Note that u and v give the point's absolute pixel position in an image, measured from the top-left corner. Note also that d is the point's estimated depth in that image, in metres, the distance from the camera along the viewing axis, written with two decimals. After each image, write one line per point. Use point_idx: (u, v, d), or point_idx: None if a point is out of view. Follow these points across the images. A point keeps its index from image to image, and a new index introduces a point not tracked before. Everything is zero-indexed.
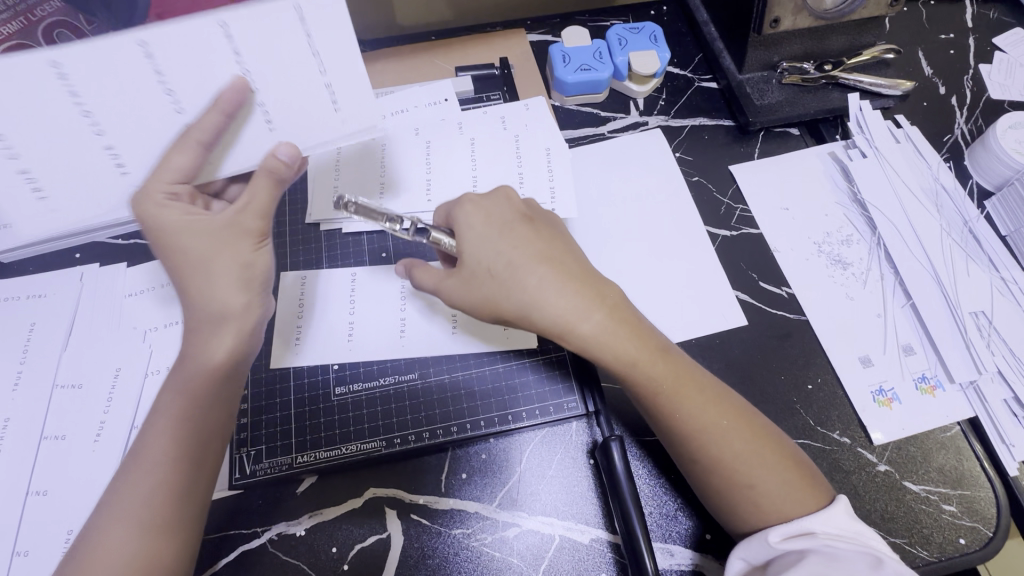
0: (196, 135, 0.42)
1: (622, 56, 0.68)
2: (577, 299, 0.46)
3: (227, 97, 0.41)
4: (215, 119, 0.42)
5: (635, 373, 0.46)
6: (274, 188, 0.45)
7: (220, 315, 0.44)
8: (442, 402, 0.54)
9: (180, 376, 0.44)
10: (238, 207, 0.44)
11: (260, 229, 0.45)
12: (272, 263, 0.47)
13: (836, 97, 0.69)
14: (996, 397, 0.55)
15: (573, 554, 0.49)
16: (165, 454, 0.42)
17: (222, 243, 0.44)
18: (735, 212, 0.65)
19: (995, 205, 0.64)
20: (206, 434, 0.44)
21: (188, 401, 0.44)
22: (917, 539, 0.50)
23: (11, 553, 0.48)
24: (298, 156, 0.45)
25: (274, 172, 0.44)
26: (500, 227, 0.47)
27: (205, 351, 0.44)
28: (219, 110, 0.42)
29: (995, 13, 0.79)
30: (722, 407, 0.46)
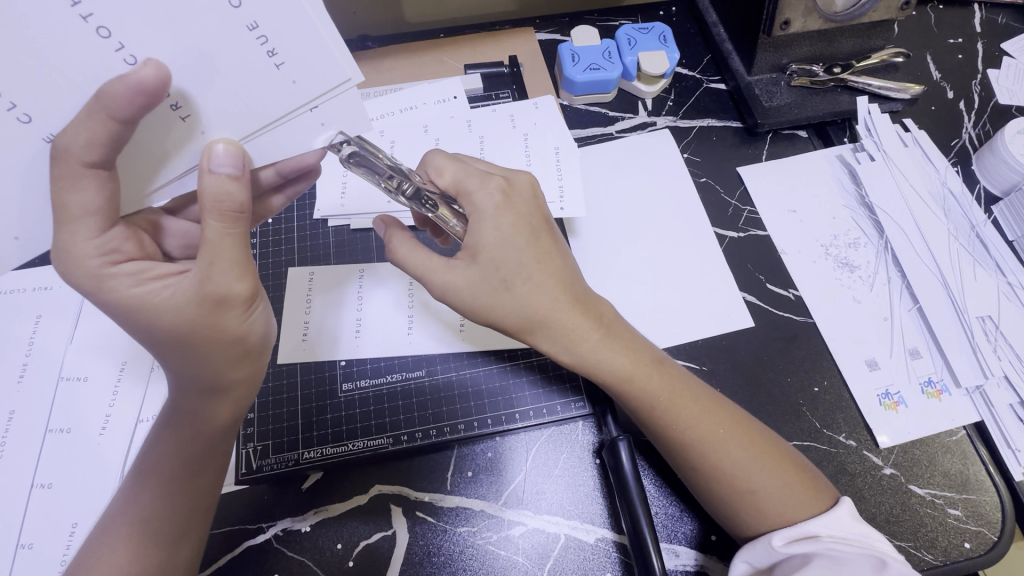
0: (80, 157, 0.31)
1: (630, 56, 0.68)
2: (578, 316, 0.46)
3: (116, 92, 0.29)
4: (106, 126, 0.30)
5: (632, 388, 0.46)
6: (235, 226, 0.36)
7: (214, 387, 0.40)
8: (448, 406, 0.54)
9: (174, 440, 0.41)
10: (203, 261, 0.35)
11: (245, 290, 0.37)
12: (262, 324, 0.40)
13: (844, 100, 0.69)
14: (1002, 401, 0.55)
15: (578, 553, 0.49)
16: (157, 516, 0.41)
17: (199, 316, 0.36)
18: (743, 214, 0.65)
19: (1002, 210, 0.64)
20: (200, 490, 0.43)
21: (183, 466, 0.42)
22: (922, 543, 0.51)
23: (15, 546, 0.48)
24: (241, 157, 0.35)
25: (220, 199, 0.34)
26: (524, 238, 0.45)
27: (202, 421, 0.41)
28: (109, 114, 0.30)
29: (1004, 18, 0.79)
30: (718, 415, 0.46)
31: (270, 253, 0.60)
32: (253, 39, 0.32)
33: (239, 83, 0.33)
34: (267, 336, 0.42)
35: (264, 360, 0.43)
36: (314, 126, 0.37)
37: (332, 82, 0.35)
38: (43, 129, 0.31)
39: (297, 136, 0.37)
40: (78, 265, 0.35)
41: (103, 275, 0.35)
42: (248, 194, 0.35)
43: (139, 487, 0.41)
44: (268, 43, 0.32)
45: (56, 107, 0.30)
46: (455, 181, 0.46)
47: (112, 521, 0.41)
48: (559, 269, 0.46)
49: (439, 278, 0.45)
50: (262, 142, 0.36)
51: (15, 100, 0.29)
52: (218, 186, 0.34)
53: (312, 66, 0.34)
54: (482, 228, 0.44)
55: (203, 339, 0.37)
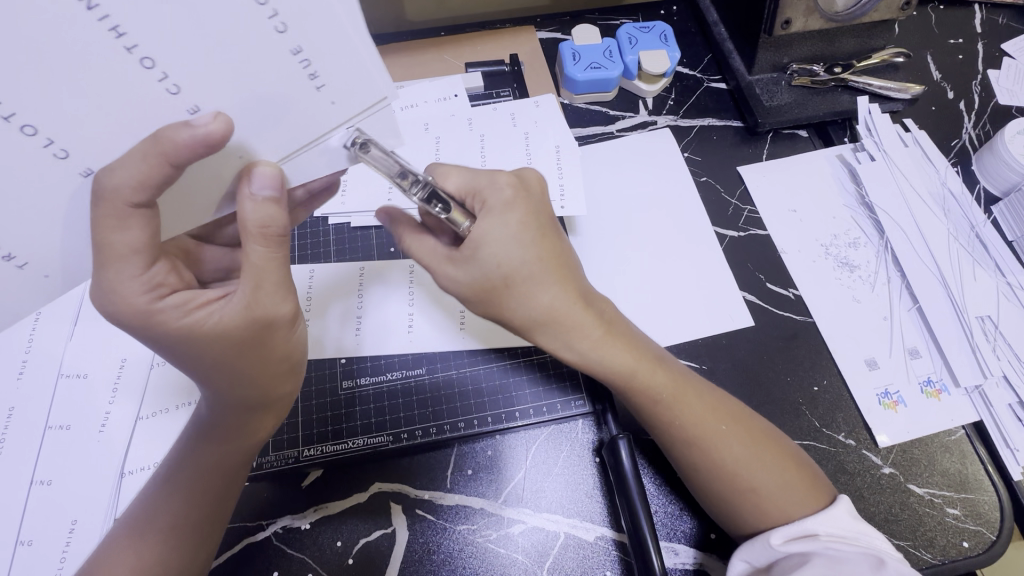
0: (129, 199, 0.31)
1: (632, 55, 0.68)
2: (582, 315, 0.45)
3: (179, 141, 0.30)
4: (161, 171, 0.30)
5: (638, 386, 0.46)
6: (278, 251, 0.36)
7: (261, 404, 0.42)
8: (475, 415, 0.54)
9: (207, 453, 0.42)
10: (248, 286, 0.36)
11: (289, 311, 0.38)
12: (299, 337, 0.41)
13: (845, 100, 0.69)
14: (1001, 401, 0.55)
15: (578, 551, 0.49)
16: (183, 528, 0.41)
17: (249, 337, 0.37)
18: (743, 213, 0.65)
19: (1001, 210, 0.64)
20: (224, 500, 0.43)
21: (219, 478, 0.42)
22: (921, 542, 0.51)
23: (14, 543, 0.48)
24: (280, 180, 0.35)
25: (264, 222, 0.35)
26: (529, 235, 0.44)
27: (243, 436, 0.43)
28: (165, 160, 0.30)
29: (1004, 18, 0.79)
30: (721, 413, 0.46)
31: None
32: (296, 63, 0.32)
33: (277, 106, 0.33)
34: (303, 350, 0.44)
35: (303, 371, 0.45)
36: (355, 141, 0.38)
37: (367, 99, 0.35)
38: (81, 164, 0.31)
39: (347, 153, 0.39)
40: (126, 305, 0.34)
41: (152, 310, 0.34)
42: (286, 212, 0.36)
43: (166, 496, 0.41)
44: (311, 66, 0.32)
45: (91, 143, 0.30)
46: (461, 186, 0.45)
47: (130, 529, 0.41)
48: (565, 269, 0.45)
49: (441, 272, 0.45)
50: (302, 159, 0.37)
51: (51, 137, 0.29)
52: (259, 211, 0.34)
53: (350, 85, 0.34)
54: (484, 225, 0.43)
55: (252, 358, 0.38)
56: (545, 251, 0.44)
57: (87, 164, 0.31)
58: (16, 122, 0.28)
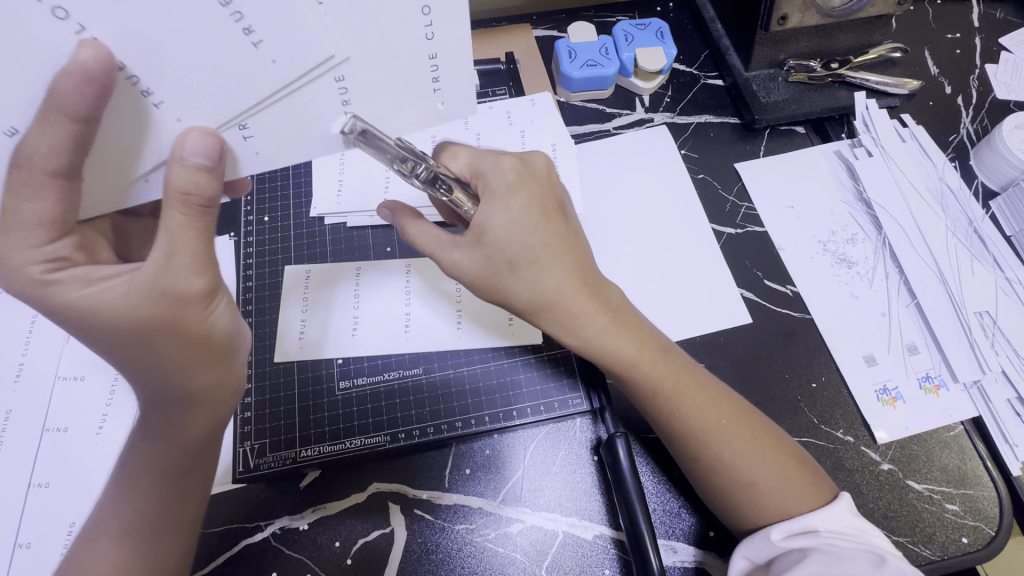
0: (44, 166, 0.32)
1: (628, 51, 0.68)
2: (587, 301, 0.45)
3: (64, 91, 0.29)
4: (65, 128, 0.31)
5: (642, 373, 0.46)
6: (198, 220, 0.35)
7: (184, 399, 0.40)
8: (428, 400, 0.54)
9: (142, 457, 0.41)
10: (162, 253, 0.35)
11: (203, 286, 0.36)
12: (224, 320, 0.40)
13: (842, 96, 0.69)
14: (1000, 396, 0.55)
15: (576, 550, 0.49)
16: (134, 529, 0.40)
17: (158, 316, 0.36)
18: (740, 210, 0.65)
19: (1000, 205, 0.64)
20: (173, 502, 0.42)
21: (156, 479, 0.41)
22: (920, 538, 0.51)
23: (13, 546, 0.48)
24: (212, 146, 0.34)
25: (186, 188, 0.34)
26: (535, 218, 0.44)
27: (172, 434, 0.41)
28: (65, 115, 0.30)
29: (1002, 13, 0.79)
30: (724, 406, 0.46)
31: (266, 251, 0.59)
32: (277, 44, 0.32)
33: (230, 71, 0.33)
34: (235, 334, 0.41)
35: (236, 362, 0.43)
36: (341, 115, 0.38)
37: (314, 61, 0.34)
38: (5, 124, 0.31)
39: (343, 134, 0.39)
40: (19, 272, 0.34)
41: (46, 283, 0.35)
42: (218, 184, 0.35)
43: (119, 500, 0.41)
44: (244, 21, 0.31)
45: (32, 100, 0.30)
46: (469, 166, 0.46)
47: (94, 528, 0.41)
48: (571, 255, 0.45)
49: (447, 257, 0.46)
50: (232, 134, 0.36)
51: (25, 100, 0.29)
52: (185, 175, 0.34)
53: None
54: (490, 208, 0.43)
55: (166, 336, 0.37)
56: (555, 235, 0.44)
57: (17, 126, 0.31)
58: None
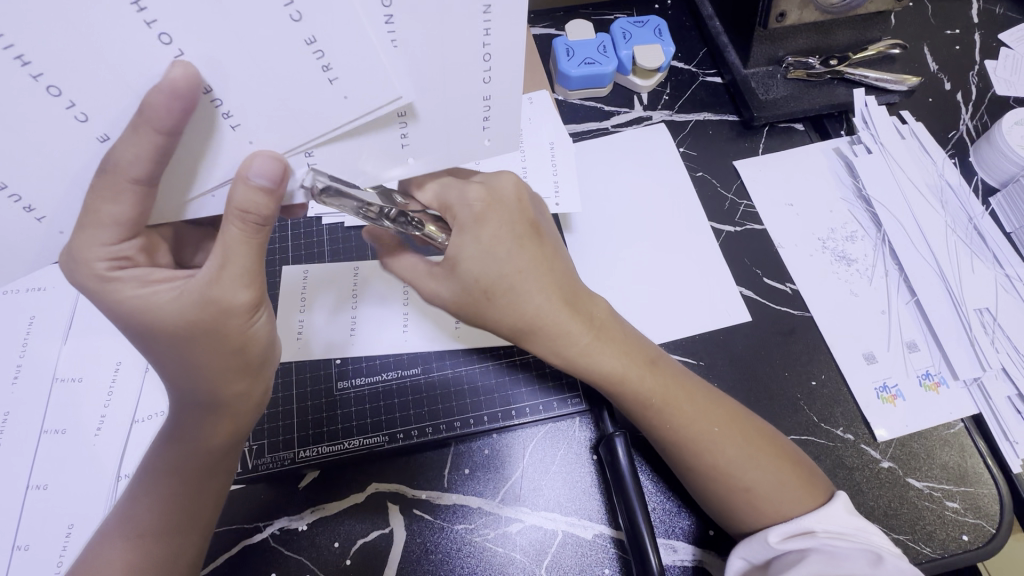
0: (129, 173, 0.31)
1: (626, 49, 0.68)
2: (569, 321, 0.45)
3: (157, 104, 0.30)
4: (150, 140, 0.31)
5: (627, 391, 0.46)
6: (254, 238, 0.35)
7: (216, 404, 0.40)
8: (452, 402, 0.54)
9: (169, 456, 0.42)
10: (215, 264, 0.35)
11: (248, 300, 0.36)
12: (265, 333, 0.39)
13: (841, 93, 0.68)
14: (1000, 393, 0.55)
15: (576, 550, 0.49)
16: (154, 533, 0.41)
17: (202, 324, 0.36)
18: (739, 207, 0.65)
19: (1000, 202, 0.63)
20: (194, 507, 0.42)
21: (176, 480, 0.41)
22: (920, 536, 0.50)
23: (12, 548, 0.48)
24: (279, 172, 0.34)
25: (247, 208, 0.34)
26: (507, 242, 0.44)
27: (197, 440, 0.41)
28: (154, 128, 0.30)
29: (1002, 8, 0.78)
30: (714, 414, 0.46)
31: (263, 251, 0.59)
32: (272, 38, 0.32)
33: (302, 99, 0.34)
34: (272, 346, 0.41)
35: (267, 373, 0.42)
36: (395, 144, 0.39)
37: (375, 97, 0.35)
38: (96, 129, 0.31)
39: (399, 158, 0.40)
40: (85, 268, 0.34)
41: (110, 280, 0.35)
42: (277, 206, 0.35)
43: (143, 501, 0.41)
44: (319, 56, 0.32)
45: (110, 108, 0.31)
46: (437, 195, 0.46)
47: (116, 528, 0.41)
48: (551, 271, 0.45)
49: (426, 285, 0.47)
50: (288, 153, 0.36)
51: (75, 99, 0.30)
52: (248, 195, 0.34)
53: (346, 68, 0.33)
54: (461, 241, 0.44)
55: (207, 343, 0.37)
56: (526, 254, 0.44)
57: (107, 132, 0.32)
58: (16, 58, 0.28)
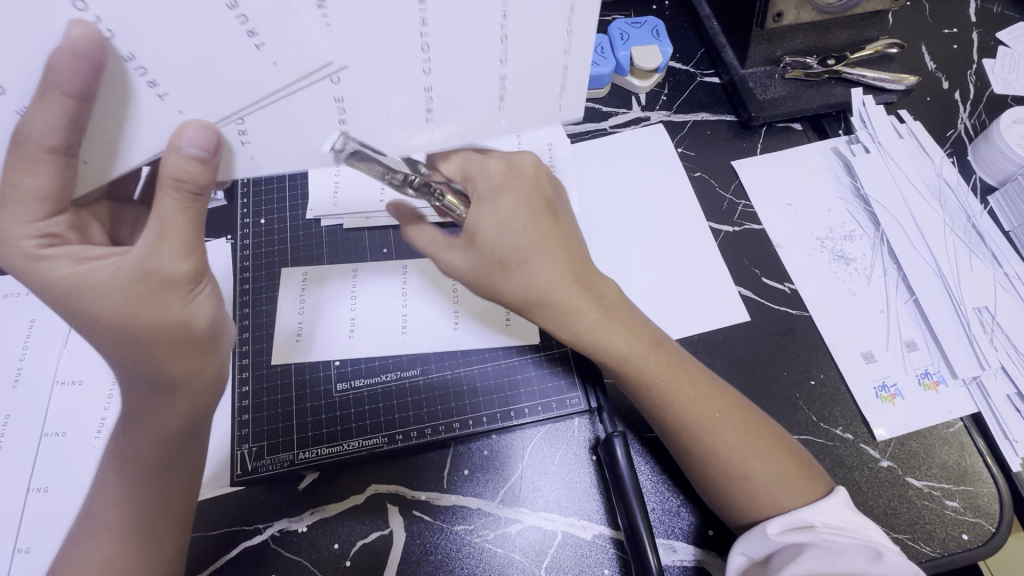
0: (43, 143, 0.32)
1: (624, 49, 0.68)
2: (578, 296, 0.46)
3: (62, 68, 0.30)
4: (59, 105, 0.31)
5: (632, 369, 0.46)
6: (192, 205, 0.37)
7: (164, 384, 0.40)
8: (414, 390, 0.54)
9: (121, 444, 0.42)
10: (152, 235, 0.36)
11: (188, 270, 0.37)
12: (211, 307, 0.40)
13: (839, 92, 0.68)
14: (999, 392, 0.55)
15: (576, 550, 0.49)
16: (119, 524, 0.41)
17: (142, 296, 0.37)
18: (738, 208, 0.65)
19: (998, 200, 0.63)
20: (160, 501, 0.42)
21: (136, 474, 0.41)
22: (920, 535, 0.51)
23: (12, 551, 0.48)
24: (211, 141, 0.35)
25: (180, 175, 0.35)
26: (523, 215, 0.45)
27: (150, 420, 0.41)
28: (62, 92, 0.31)
29: (999, 7, 0.78)
30: (718, 400, 0.46)
31: (263, 252, 0.59)
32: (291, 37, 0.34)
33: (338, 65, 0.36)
34: (219, 321, 0.42)
35: (215, 350, 0.43)
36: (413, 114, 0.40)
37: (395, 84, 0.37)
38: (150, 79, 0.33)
39: (491, 120, 0.43)
40: (14, 245, 0.35)
41: (37, 258, 0.36)
42: (213, 175, 0.36)
43: (105, 495, 0.42)
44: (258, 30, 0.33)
45: (178, 74, 0.33)
46: (460, 168, 0.49)
47: (85, 528, 0.41)
48: (562, 249, 0.46)
49: (443, 256, 0.49)
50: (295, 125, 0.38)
51: None
52: (180, 164, 0.35)
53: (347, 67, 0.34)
54: (480, 211, 0.45)
55: (143, 318, 0.37)
56: (540, 224, 0.46)
57: (180, 105, 0.34)
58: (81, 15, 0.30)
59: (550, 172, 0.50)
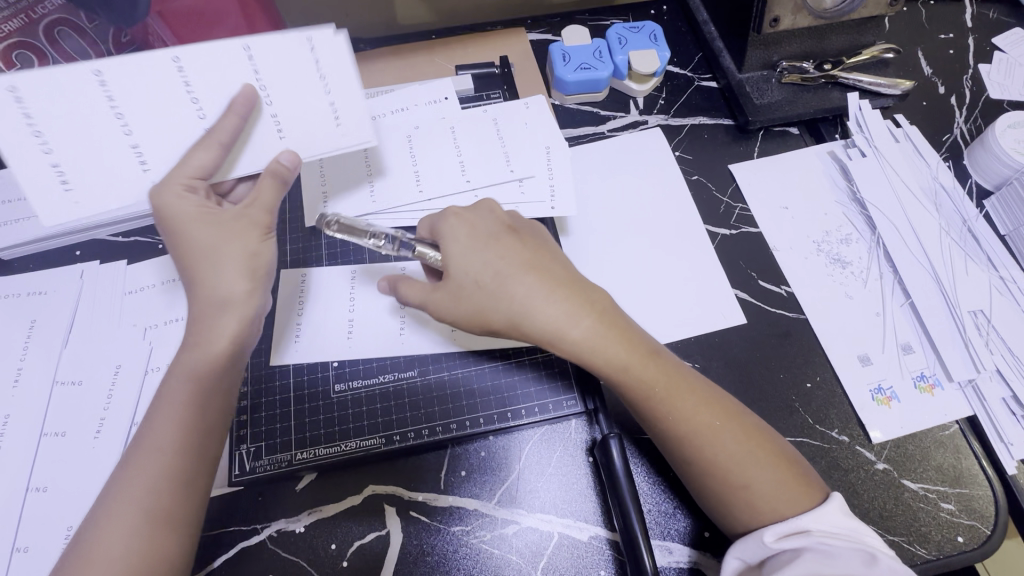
0: (218, 138, 0.46)
1: (622, 55, 0.68)
2: (568, 304, 0.46)
3: (239, 103, 0.46)
4: (233, 122, 0.46)
5: (631, 381, 0.46)
6: (281, 184, 0.48)
7: (226, 303, 0.44)
8: (438, 401, 0.54)
9: (184, 362, 0.44)
10: (247, 200, 0.47)
11: (268, 218, 0.47)
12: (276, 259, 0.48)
13: (835, 97, 0.69)
14: (994, 395, 0.55)
15: (572, 551, 0.49)
16: (174, 436, 0.42)
17: (230, 229, 0.45)
18: (734, 211, 0.65)
19: (994, 204, 0.64)
20: (210, 423, 0.44)
21: (192, 386, 0.43)
22: (915, 537, 0.51)
23: (12, 549, 0.48)
24: (298, 161, 0.50)
25: (275, 167, 0.47)
26: (485, 243, 0.47)
27: (201, 358, 0.44)
28: (236, 114, 0.46)
29: (995, 13, 0.79)
30: (713, 406, 0.46)
31: None
32: None
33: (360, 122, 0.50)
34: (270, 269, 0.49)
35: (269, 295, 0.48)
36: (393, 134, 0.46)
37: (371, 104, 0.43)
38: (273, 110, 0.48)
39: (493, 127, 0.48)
40: (166, 193, 0.45)
41: (166, 202, 0.45)
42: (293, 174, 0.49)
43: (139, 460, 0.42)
44: (334, 103, 0.50)
45: (296, 126, 0.49)
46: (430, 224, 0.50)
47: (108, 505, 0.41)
48: (539, 265, 0.47)
49: (427, 300, 0.48)
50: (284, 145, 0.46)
51: None
52: (275, 167, 0.48)
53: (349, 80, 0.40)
54: (447, 245, 0.48)
55: (225, 254, 0.45)
56: (511, 249, 0.48)
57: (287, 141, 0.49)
58: (258, 83, 0.47)
59: (516, 211, 0.53)
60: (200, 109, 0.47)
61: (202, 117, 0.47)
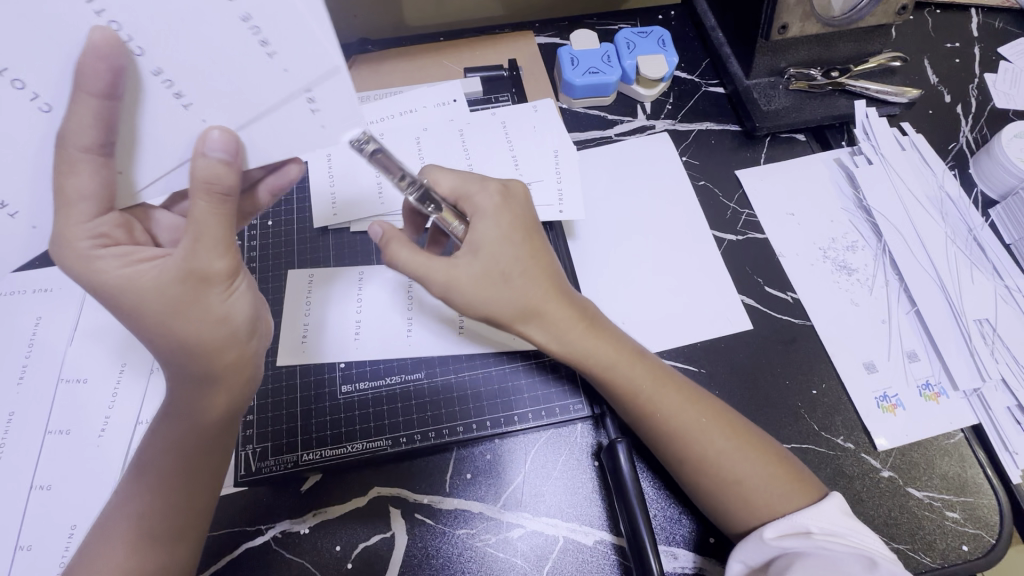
0: (78, 142, 0.34)
1: (629, 59, 0.68)
2: (562, 307, 0.47)
3: (89, 68, 0.32)
4: (90, 105, 0.33)
5: (619, 380, 0.47)
6: (222, 209, 0.37)
7: (210, 375, 0.41)
8: (444, 403, 0.54)
9: (168, 433, 0.42)
10: (188, 239, 0.37)
11: (227, 266, 0.39)
12: (247, 303, 0.41)
13: (842, 104, 0.69)
14: (999, 404, 0.55)
15: (577, 555, 0.49)
16: (153, 511, 0.41)
17: (186, 295, 0.38)
18: (741, 217, 0.66)
19: (999, 213, 0.64)
20: (188, 492, 0.42)
21: (176, 459, 0.42)
22: (920, 545, 0.51)
23: (14, 547, 0.48)
24: (233, 143, 0.36)
25: (210, 179, 0.36)
26: (518, 236, 0.46)
27: (196, 415, 0.42)
28: (90, 93, 0.32)
29: (1001, 22, 0.79)
30: (700, 407, 0.47)
31: (270, 255, 0.60)
32: (246, 29, 0.33)
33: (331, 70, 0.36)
34: (255, 321, 0.43)
35: (255, 347, 0.44)
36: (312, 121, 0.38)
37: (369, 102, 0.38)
38: (152, 62, 0.33)
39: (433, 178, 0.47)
40: (70, 247, 0.37)
41: (92, 257, 0.37)
42: (237, 179, 0.37)
43: (129, 497, 0.42)
44: (261, 32, 0.34)
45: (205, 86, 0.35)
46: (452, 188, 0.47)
47: (97, 543, 0.41)
48: (547, 264, 0.47)
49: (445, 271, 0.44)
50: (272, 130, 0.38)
51: (37, 90, 0.33)
52: (208, 167, 0.36)
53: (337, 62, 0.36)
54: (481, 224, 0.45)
55: (190, 321, 0.39)
56: (531, 240, 0.46)
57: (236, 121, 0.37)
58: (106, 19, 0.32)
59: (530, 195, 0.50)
60: (44, 102, 0.34)
61: (47, 110, 0.34)
